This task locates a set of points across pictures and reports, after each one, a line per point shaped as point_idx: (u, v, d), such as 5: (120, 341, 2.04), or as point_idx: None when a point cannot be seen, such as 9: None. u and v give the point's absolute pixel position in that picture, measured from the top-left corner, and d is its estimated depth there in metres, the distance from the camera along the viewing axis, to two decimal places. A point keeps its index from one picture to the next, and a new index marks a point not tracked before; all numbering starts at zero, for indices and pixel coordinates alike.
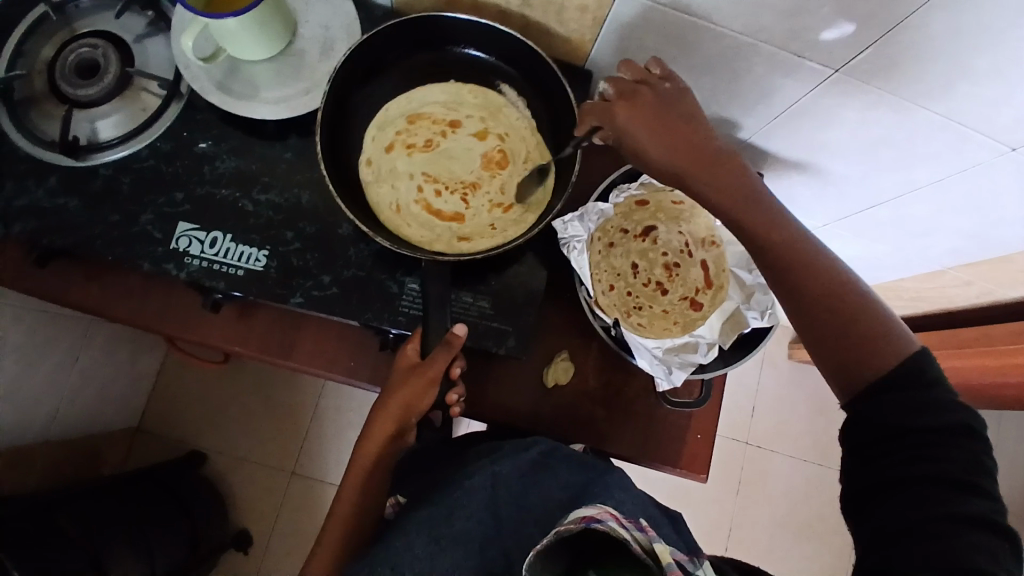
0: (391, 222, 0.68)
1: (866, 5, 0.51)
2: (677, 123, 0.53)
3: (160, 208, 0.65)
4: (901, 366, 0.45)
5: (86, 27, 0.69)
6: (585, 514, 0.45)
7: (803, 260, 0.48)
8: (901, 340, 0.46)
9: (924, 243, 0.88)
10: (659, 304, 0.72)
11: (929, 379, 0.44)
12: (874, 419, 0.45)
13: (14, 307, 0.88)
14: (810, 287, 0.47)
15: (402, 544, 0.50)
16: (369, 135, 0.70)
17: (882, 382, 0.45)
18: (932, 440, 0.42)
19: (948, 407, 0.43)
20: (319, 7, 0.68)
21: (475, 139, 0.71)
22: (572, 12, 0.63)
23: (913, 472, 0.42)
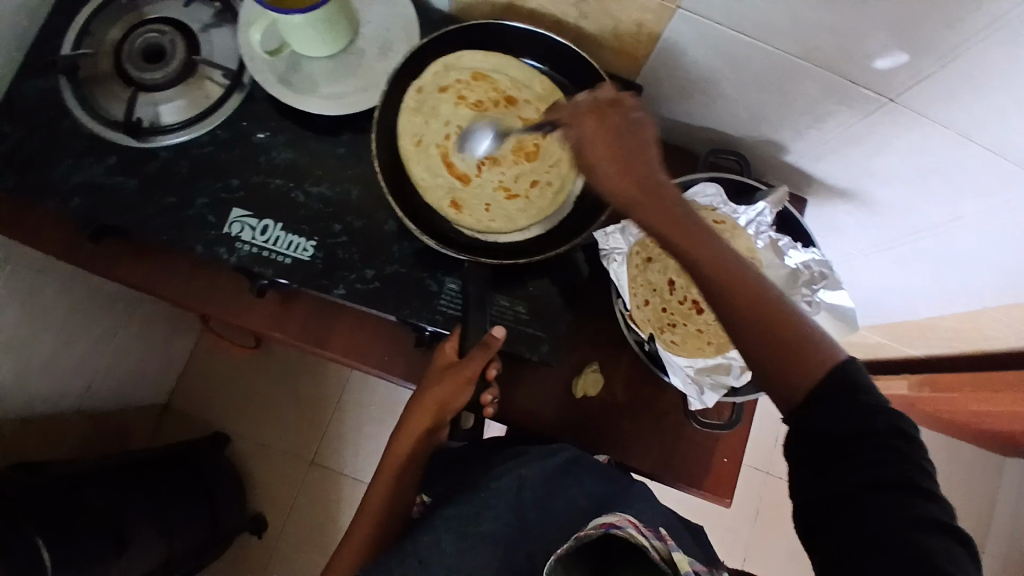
0: (406, 151, 0.68)
1: (929, 35, 0.51)
2: (625, 141, 0.50)
3: (216, 193, 0.67)
4: (830, 374, 0.41)
5: (153, 12, 0.71)
6: (604, 521, 0.48)
7: (733, 271, 0.44)
8: (827, 348, 0.42)
9: (967, 280, 0.86)
10: (693, 323, 0.68)
11: (861, 387, 0.40)
12: (814, 430, 0.41)
13: (62, 280, 0.91)
14: (741, 297, 0.43)
15: (430, 540, 0.52)
16: (435, 67, 0.70)
17: (815, 392, 0.41)
18: (874, 444, 0.39)
19: (881, 408, 0.39)
20: (380, 8, 0.70)
21: (519, 123, 0.70)
22: (627, 26, 0.63)
23: (858, 481, 0.39)
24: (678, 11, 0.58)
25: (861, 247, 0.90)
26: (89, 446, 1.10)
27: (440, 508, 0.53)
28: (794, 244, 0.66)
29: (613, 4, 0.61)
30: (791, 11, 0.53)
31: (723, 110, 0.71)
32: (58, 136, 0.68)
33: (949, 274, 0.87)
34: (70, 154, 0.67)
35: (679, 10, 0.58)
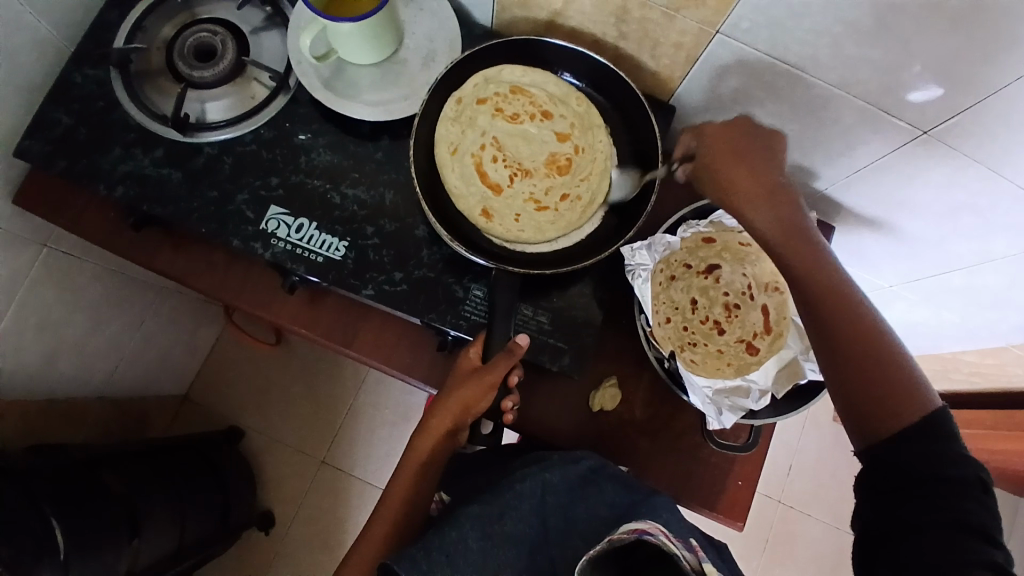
0: (441, 159, 0.70)
1: (966, 71, 0.51)
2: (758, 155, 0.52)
3: (256, 190, 0.69)
4: (921, 418, 0.44)
5: (206, 13, 0.74)
6: (637, 526, 0.47)
7: (845, 303, 0.47)
8: (922, 394, 0.44)
9: (992, 317, 0.85)
10: (714, 343, 0.69)
11: (948, 435, 0.43)
12: (892, 464, 0.44)
13: (96, 266, 0.93)
14: (851, 329, 0.46)
15: (456, 536, 0.53)
16: (476, 79, 0.72)
17: (903, 431, 0.44)
18: (954, 489, 0.41)
19: (964, 458, 0.42)
20: (425, 20, 0.72)
21: (554, 137, 0.72)
22: (665, 47, 0.65)
23: (932, 519, 0.41)
24: (716, 35, 0.59)
25: (887, 277, 0.90)
26: (109, 431, 1.11)
27: (465, 506, 0.55)
28: None
29: (652, 25, 0.62)
30: (831, 40, 0.54)
31: None
32: (108, 126, 0.70)
33: (975, 310, 0.86)
34: (118, 145, 0.70)
35: (718, 34, 0.59)
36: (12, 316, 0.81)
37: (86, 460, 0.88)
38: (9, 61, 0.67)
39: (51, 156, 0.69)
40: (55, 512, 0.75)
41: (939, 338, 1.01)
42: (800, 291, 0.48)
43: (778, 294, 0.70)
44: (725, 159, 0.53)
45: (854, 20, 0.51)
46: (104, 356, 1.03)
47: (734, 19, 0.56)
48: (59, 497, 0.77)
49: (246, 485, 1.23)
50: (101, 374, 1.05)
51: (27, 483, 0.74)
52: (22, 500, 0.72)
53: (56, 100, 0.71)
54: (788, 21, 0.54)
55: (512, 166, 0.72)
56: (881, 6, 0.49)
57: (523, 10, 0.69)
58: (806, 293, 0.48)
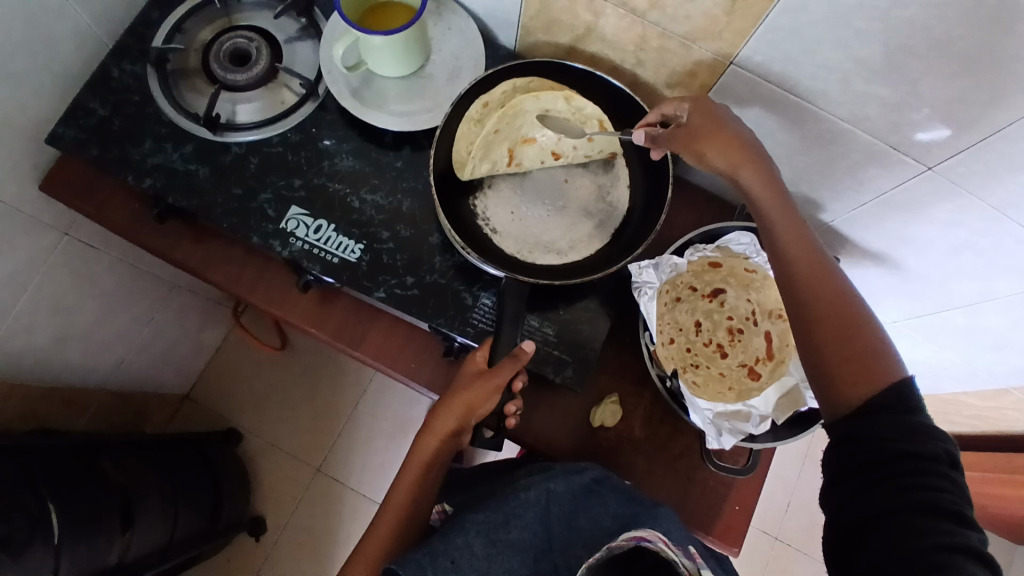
0: (458, 157, 0.71)
1: (968, 112, 0.54)
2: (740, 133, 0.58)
3: (279, 189, 0.71)
4: (886, 391, 0.45)
5: (243, 20, 0.78)
6: (636, 535, 0.50)
7: (822, 278, 0.51)
8: (890, 368, 0.46)
9: (994, 358, 0.86)
10: (716, 366, 0.71)
11: (910, 407, 0.45)
12: (861, 443, 0.45)
13: (112, 257, 0.95)
14: (822, 302, 0.50)
15: (461, 541, 0.54)
16: (504, 88, 0.73)
17: (869, 404, 0.46)
18: (921, 466, 0.43)
19: (933, 434, 0.44)
20: (453, 38, 0.75)
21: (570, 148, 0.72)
22: (681, 76, 0.68)
23: (903, 500, 0.42)
24: (731, 66, 0.62)
25: (890, 314, 0.91)
26: (108, 423, 1.12)
27: (470, 514, 0.57)
28: None
29: (670, 55, 0.65)
30: (840, 75, 0.56)
31: None
32: (141, 119, 0.73)
33: (976, 350, 0.87)
34: (150, 138, 0.73)
35: (732, 66, 0.62)
36: (26, 300, 0.83)
37: (86, 446, 0.89)
38: (53, 52, 0.71)
39: (83, 144, 0.72)
40: (51, 496, 0.75)
41: (940, 379, 1.01)
42: (781, 266, 0.53)
43: (782, 322, 0.70)
44: (706, 128, 0.58)
45: (863, 57, 0.54)
46: (112, 347, 1.05)
47: (748, 50, 0.59)
48: (57, 480, 0.78)
49: (239, 488, 1.22)
50: (107, 365, 1.06)
51: (26, 466, 0.75)
52: (18, 483, 0.72)
53: (93, 90, 0.74)
54: (799, 55, 0.56)
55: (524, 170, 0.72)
56: (889, 45, 0.52)
57: (546, 34, 0.72)
58: (785, 268, 0.53)
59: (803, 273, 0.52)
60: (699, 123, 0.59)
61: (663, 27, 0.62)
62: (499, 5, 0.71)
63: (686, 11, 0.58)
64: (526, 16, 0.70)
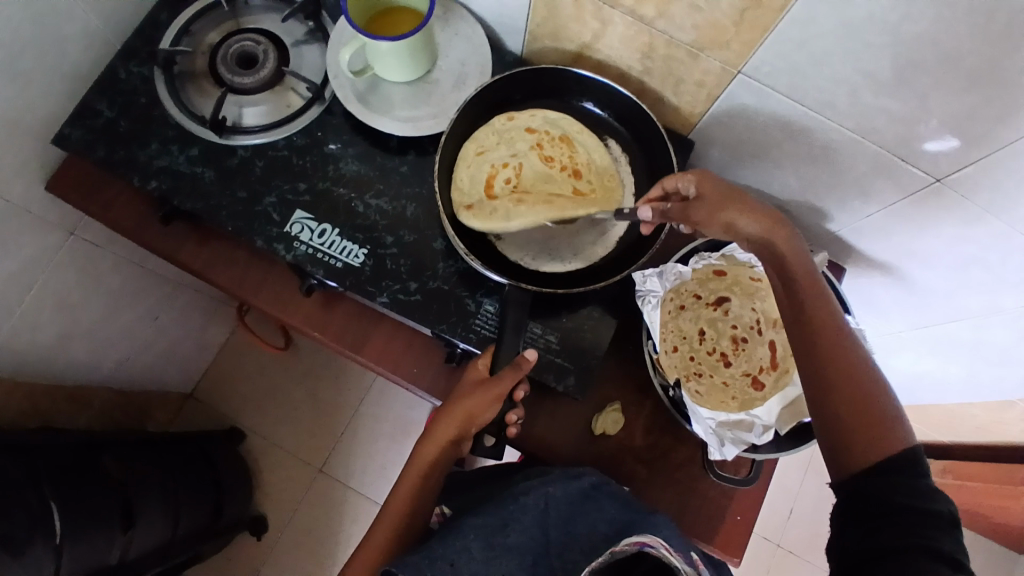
0: (467, 154, 0.72)
1: (975, 126, 0.53)
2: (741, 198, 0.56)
3: (284, 194, 0.71)
4: (899, 456, 0.46)
5: (250, 22, 0.78)
6: (638, 539, 0.51)
7: (841, 351, 0.49)
8: (902, 433, 0.47)
9: (1000, 371, 0.85)
10: (720, 375, 0.69)
11: (919, 470, 0.45)
12: (864, 493, 0.46)
13: (116, 257, 0.95)
14: (842, 375, 0.48)
15: (460, 545, 0.55)
16: (534, 112, 0.74)
17: (880, 468, 0.46)
18: (925, 518, 0.43)
19: (937, 492, 0.44)
20: (459, 44, 0.75)
21: (570, 191, 0.73)
22: (688, 85, 0.67)
23: (904, 543, 0.43)
24: (738, 76, 0.62)
25: (895, 325, 0.90)
26: (112, 421, 1.12)
27: (469, 518, 0.57)
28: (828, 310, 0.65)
29: (677, 63, 0.65)
30: (848, 86, 0.56)
31: (770, 173, 0.73)
32: (147, 122, 0.74)
33: (982, 363, 0.86)
34: (157, 140, 0.73)
35: (739, 75, 0.62)
36: (32, 299, 0.84)
37: (90, 445, 0.90)
38: (62, 53, 0.71)
39: (90, 145, 0.73)
40: (54, 495, 0.76)
41: (945, 391, 1.01)
42: (803, 325, 0.50)
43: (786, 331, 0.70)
44: (721, 200, 0.57)
45: (870, 68, 0.53)
46: (116, 346, 1.05)
47: (755, 61, 0.59)
48: (59, 480, 0.78)
49: (242, 486, 1.23)
50: (112, 363, 1.07)
51: (30, 464, 0.76)
52: (21, 481, 0.73)
53: (101, 92, 0.74)
54: (807, 65, 0.56)
55: (517, 189, 0.72)
56: (897, 57, 0.51)
57: (554, 41, 0.72)
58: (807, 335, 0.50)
59: (826, 344, 0.49)
60: (722, 197, 0.57)
61: (670, 36, 0.62)
62: (507, 11, 0.71)
63: (693, 19, 0.58)
64: (534, 22, 0.70)
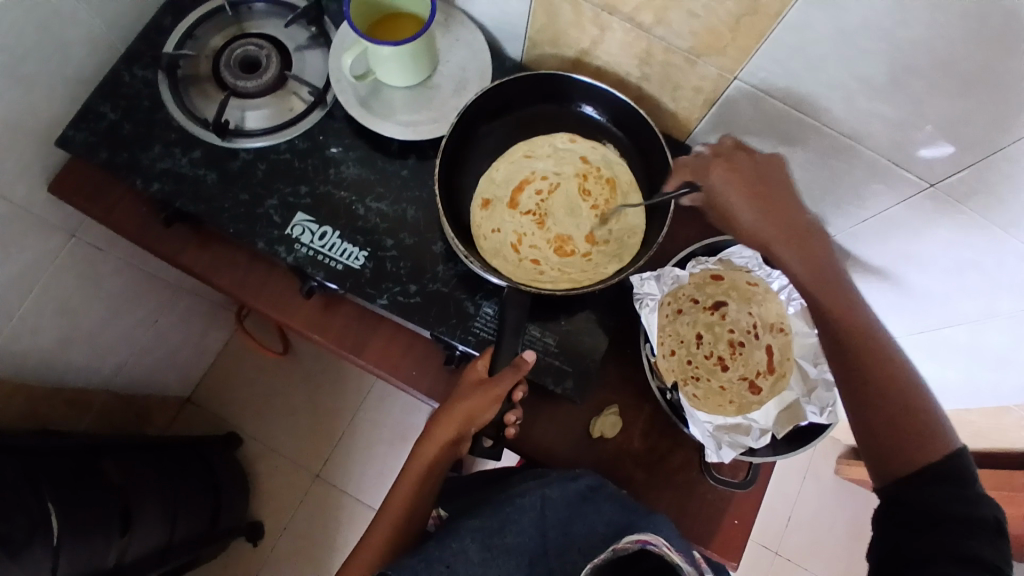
0: (515, 154, 0.75)
1: (968, 131, 0.54)
2: (772, 195, 0.58)
3: (285, 197, 0.72)
4: (941, 461, 0.46)
5: (254, 27, 0.79)
6: (640, 537, 0.52)
7: (885, 365, 0.50)
8: (944, 437, 0.47)
9: (997, 375, 0.86)
10: (717, 379, 0.70)
11: (965, 478, 0.46)
12: (902, 497, 0.47)
13: (118, 259, 0.95)
14: (883, 390, 0.49)
15: (457, 547, 0.55)
16: (599, 144, 0.75)
17: (921, 474, 0.47)
18: (962, 526, 0.44)
19: (981, 501, 0.44)
20: (460, 50, 0.76)
21: (585, 231, 0.73)
22: (685, 91, 0.68)
23: (937, 551, 0.44)
24: (734, 82, 0.63)
25: (891, 330, 0.91)
26: (110, 424, 1.12)
27: (466, 519, 0.57)
28: None
29: (675, 69, 0.66)
30: (843, 92, 0.57)
31: None
32: (150, 124, 0.74)
33: (978, 367, 0.87)
34: (159, 143, 0.74)
35: (735, 81, 0.63)
36: (32, 301, 0.84)
37: (89, 447, 0.90)
38: (66, 58, 0.72)
39: (93, 147, 0.73)
40: (52, 496, 0.76)
41: (942, 396, 1.01)
42: (831, 332, 0.52)
43: (783, 335, 0.70)
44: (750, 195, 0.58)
45: (864, 74, 0.54)
46: (116, 348, 1.05)
47: (752, 68, 0.60)
48: (58, 483, 0.78)
49: (240, 490, 1.23)
50: (112, 366, 1.07)
51: (28, 466, 0.76)
52: (19, 483, 0.73)
53: (104, 95, 0.75)
54: (803, 72, 0.57)
55: (541, 204, 0.75)
56: (891, 63, 0.52)
57: (553, 47, 0.73)
58: (848, 355, 0.51)
59: (868, 362, 0.50)
60: (741, 197, 0.58)
61: (668, 42, 0.63)
62: (507, 17, 0.73)
63: (690, 26, 0.59)
64: (534, 29, 0.72)
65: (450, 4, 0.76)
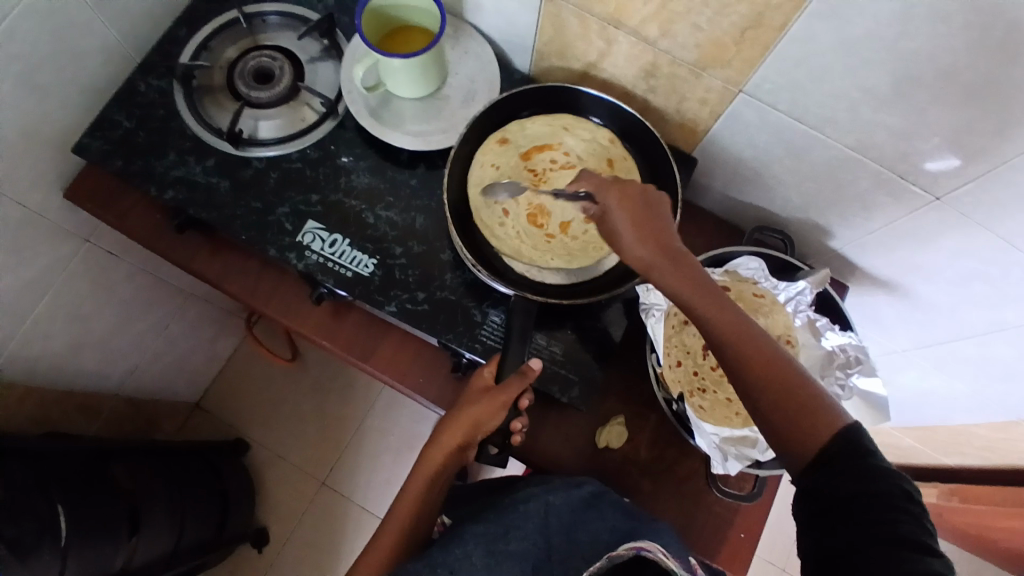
0: (563, 121, 0.74)
1: (974, 143, 0.54)
2: (651, 212, 0.53)
3: (296, 205, 0.73)
4: (838, 439, 0.44)
5: (267, 39, 0.81)
6: (636, 543, 0.53)
7: (763, 360, 0.47)
8: (833, 412, 0.45)
9: (1006, 388, 0.86)
10: (724, 391, 0.68)
11: (866, 451, 0.43)
12: (816, 489, 0.44)
13: (130, 265, 0.97)
14: (771, 385, 0.46)
15: (461, 553, 0.56)
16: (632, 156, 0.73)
17: (827, 461, 0.44)
18: (881, 503, 0.41)
19: (890, 473, 0.42)
20: (469, 62, 0.77)
21: (567, 217, 0.71)
22: (692, 103, 0.69)
23: (864, 536, 0.41)
24: (740, 95, 0.63)
25: (899, 343, 0.91)
26: (119, 428, 1.13)
27: (470, 525, 0.58)
28: (832, 325, 0.67)
29: (681, 81, 0.67)
30: (848, 104, 0.57)
31: (774, 190, 0.74)
32: (165, 133, 0.76)
33: (986, 380, 0.87)
34: (173, 151, 0.75)
35: (741, 93, 0.63)
36: (45, 305, 0.85)
37: (98, 452, 0.91)
38: (83, 68, 0.74)
39: (109, 155, 0.75)
40: (61, 500, 0.77)
41: (951, 409, 1.00)
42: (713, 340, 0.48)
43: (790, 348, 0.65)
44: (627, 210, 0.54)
45: (870, 87, 0.55)
46: (126, 353, 1.06)
47: (758, 80, 0.60)
48: (68, 486, 0.79)
49: (245, 497, 1.23)
50: (122, 371, 1.08)
51: (38, 470, 0.77)
52: (29, 486, 0.74)
53: (120, 104, 0.77)
54: (809, 84, 0.58)
55: (547, 171, 0.73)
56: (897, 76, 0.53)
57: (560, 60, 0.74)
58: (731, 359, 0.48)
59: (751, 363, 0.47)
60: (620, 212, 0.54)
61: (674, 55, 0.63)
62: (516, 30, 0.74)
63: (696, 39, 0.60)
64: (542, 41, 0.73)
65: (459, 17, 0.78)
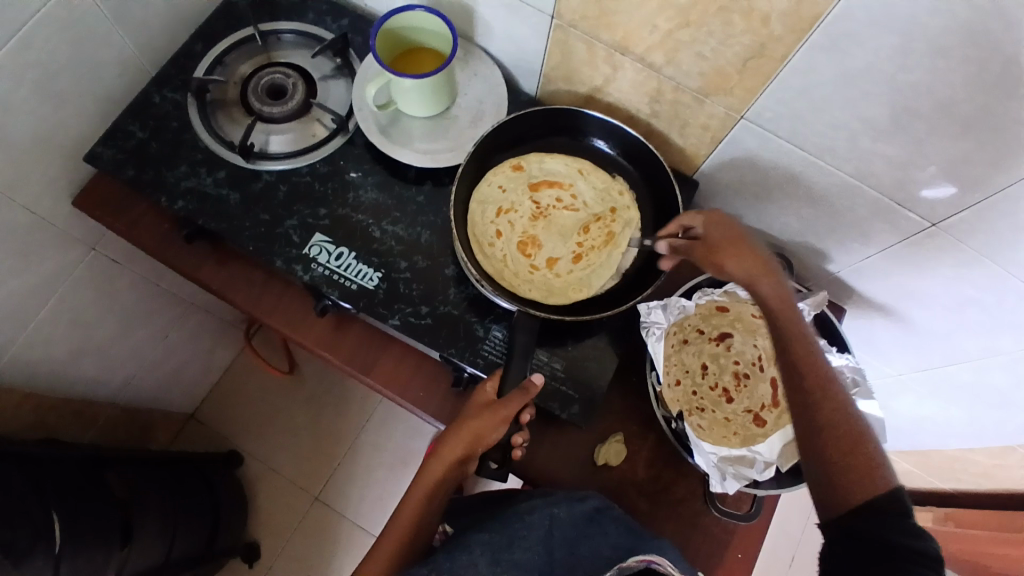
0: (579, 163, 0.77)
1: (969, 171, 0.56)
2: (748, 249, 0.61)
3: (305, 218, 0.75)
4: (884, 492, 0.48)
5: (281, 56, 0.83)
6: (644, 556, 0.55)
7: (832, 402, 0.52)
8: (884, 472, 0.49)
9: (999, 414, 0.86)
10: (722, 411, 0.69)
11: (906, 513, 0.47)
12: (854, 531, 0.48)
13: (135, 273, 0.97)
14: (831, 420, 0.51)
15: (466, 560, 0.57)
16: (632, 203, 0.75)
17: (868, 506, 0.47)
18: (912, 556, 0.45)
19: (925, 536, 0.46)
20: (478, 84, 0.79)
21: (556, 254, 0.75)
22: (694, 128, 0.71)
23: None
24: (741, 121, 0.65)
25: (895, 367, 0.91)
26: (115, 437, 1.13)
27: (475, 532, 0.59)
28: (829, 348, 0.67)
29: (684, 107, 0.69)
30: (847, 134, 0.59)
31: (773, 215, 0.76)
32: (177, 145, 0.77)
33: (980, 406, 0.88)
34: (185, 163, 0.76)
35: (742, 120, 0.65)
36: (48, 312, 0.86)
37: (94, 460, 0.90)
38: (99, 79, 0.75)
39: (121, 164, 0.76)
40: (56, 506, 0.76)
41: (945, 434, 1.01)
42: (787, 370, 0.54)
43: None
44: (727, 243, 0.62)
45: (867, 115, 0.57)
46: (125, 362, 1.07)
47: (758, 107, 0.62)
48: (63, 493, 0.79)
49: (238, 510, 1.22)
50: (120, 380, 1.08)
51: (34, 475, 0.77)
52: (24, 492, 0.73)
53: (135, 116, 0.79)
54: (808, 112, 0.60)
55: (549, 207, 0.76)
56: (893, 105, 0.55)
57: (567, 84, 0.77)
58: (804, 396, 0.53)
59: (820, 402, 0.52)
60: (723, 242, 0.62)
61: (677, 82, 0.65)
62: (524, 54, 0.76)
63: (699, 67, 0.62)
64: (549, 65, 0.75)
65: (469, 41, 0.80)
